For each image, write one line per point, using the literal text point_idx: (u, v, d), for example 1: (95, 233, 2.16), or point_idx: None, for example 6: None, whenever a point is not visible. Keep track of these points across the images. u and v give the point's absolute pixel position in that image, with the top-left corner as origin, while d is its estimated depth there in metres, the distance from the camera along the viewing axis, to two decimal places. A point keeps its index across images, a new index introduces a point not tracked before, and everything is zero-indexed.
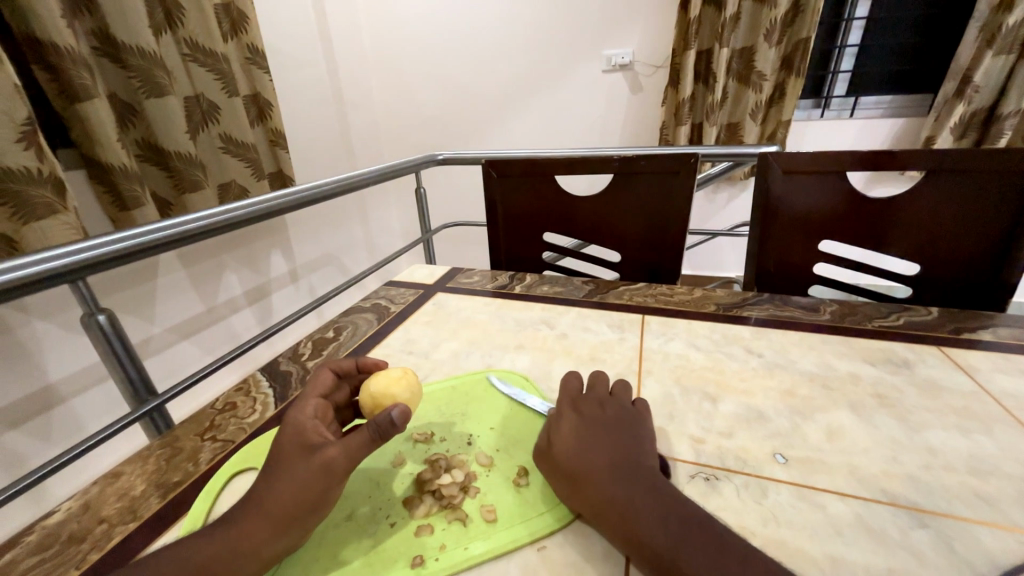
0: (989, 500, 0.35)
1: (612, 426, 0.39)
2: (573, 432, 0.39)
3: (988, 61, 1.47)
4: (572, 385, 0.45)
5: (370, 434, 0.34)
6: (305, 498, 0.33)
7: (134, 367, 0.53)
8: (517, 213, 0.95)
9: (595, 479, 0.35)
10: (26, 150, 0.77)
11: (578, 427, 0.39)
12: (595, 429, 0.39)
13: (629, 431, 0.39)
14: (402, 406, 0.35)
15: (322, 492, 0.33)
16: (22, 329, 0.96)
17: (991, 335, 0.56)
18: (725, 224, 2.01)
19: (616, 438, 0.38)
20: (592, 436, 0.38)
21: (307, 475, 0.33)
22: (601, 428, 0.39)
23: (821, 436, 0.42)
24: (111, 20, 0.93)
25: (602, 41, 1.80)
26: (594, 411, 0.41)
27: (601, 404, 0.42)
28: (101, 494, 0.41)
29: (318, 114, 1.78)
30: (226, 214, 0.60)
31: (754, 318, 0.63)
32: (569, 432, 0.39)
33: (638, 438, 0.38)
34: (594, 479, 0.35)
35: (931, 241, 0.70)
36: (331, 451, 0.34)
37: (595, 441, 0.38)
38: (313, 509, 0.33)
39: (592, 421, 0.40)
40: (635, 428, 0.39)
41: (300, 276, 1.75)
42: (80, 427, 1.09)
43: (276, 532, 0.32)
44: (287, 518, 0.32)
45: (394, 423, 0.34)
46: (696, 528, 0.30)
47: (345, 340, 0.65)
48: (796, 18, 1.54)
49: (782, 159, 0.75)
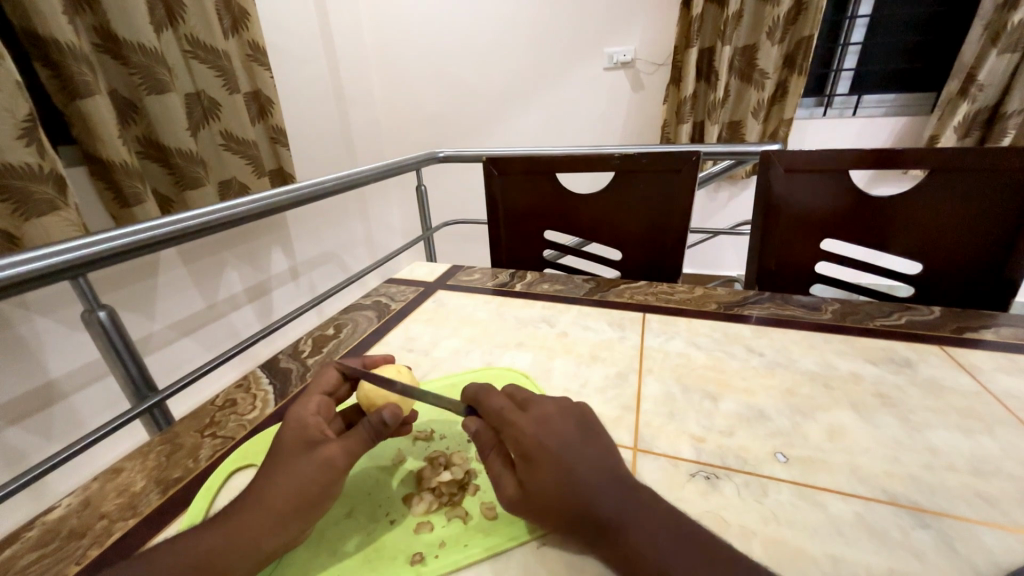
0: (991, 501, 0.35)
1: (575, 437, 0.35)
2: (549, 462, 0.33)
3: (993, 59, 1.46)
4: (503, 406, 0.37)
5: (367, 434, 0.35)
6: (306, 494, 0.33)
7: (134, 363, 0.53)
8: (518, 212, 0.94)
9: (594, 506, 0.31)
10: (27, 146, 0.76)
11: (549, 454, 0.33)
12: (562, 447, 0.34)
13: (586, 434, 0.36)
14: (394, 407, 0.36)
15: (323, 491, 0.33)
16: (23, 325, 0.96)
17: (994, 335, 0.55)
18: (726, 223, 2.01)
19: (583, 447, 0.34)
20: (568, 456, 0.33)
21: (308, 472, 0.33)
22: (568, 442, 0.34)
23: (822, 435, 0.42)
24: (112, 16, 0.92)
25: (603, 39, 1.80)
26: (550, 429, 0.35)
27: (546, 413, 0.36)
28: (102, 490, 0.41)
29: (319, 111, 1.77)
30: (218, 213, 0.59)
31: (755, 317, 0.62)
32: (543, 465, 0.33)
33: (596, 439, 0.35)
34: (595, 507, 0.31)
35: (933, 241, 0.69)
36: (332, 450, 0.34)
37: (573, 466, 0.33)
38: (313, 506, 0.33)
39: (555, 440, 0.34)
40: (585, 424, 0.37)
41: (301, 273, 1.75)
42: (80, 422, 1.09)
43: (275, 528, 0.32)
44: (287, 515, 0.32)
45: (387, 424, 0.36)
46: (693, 532, 0.30)
47: (345, 337, 0.65)
48: (798, 16, 1.54)
49: (783, 157, 0.74)
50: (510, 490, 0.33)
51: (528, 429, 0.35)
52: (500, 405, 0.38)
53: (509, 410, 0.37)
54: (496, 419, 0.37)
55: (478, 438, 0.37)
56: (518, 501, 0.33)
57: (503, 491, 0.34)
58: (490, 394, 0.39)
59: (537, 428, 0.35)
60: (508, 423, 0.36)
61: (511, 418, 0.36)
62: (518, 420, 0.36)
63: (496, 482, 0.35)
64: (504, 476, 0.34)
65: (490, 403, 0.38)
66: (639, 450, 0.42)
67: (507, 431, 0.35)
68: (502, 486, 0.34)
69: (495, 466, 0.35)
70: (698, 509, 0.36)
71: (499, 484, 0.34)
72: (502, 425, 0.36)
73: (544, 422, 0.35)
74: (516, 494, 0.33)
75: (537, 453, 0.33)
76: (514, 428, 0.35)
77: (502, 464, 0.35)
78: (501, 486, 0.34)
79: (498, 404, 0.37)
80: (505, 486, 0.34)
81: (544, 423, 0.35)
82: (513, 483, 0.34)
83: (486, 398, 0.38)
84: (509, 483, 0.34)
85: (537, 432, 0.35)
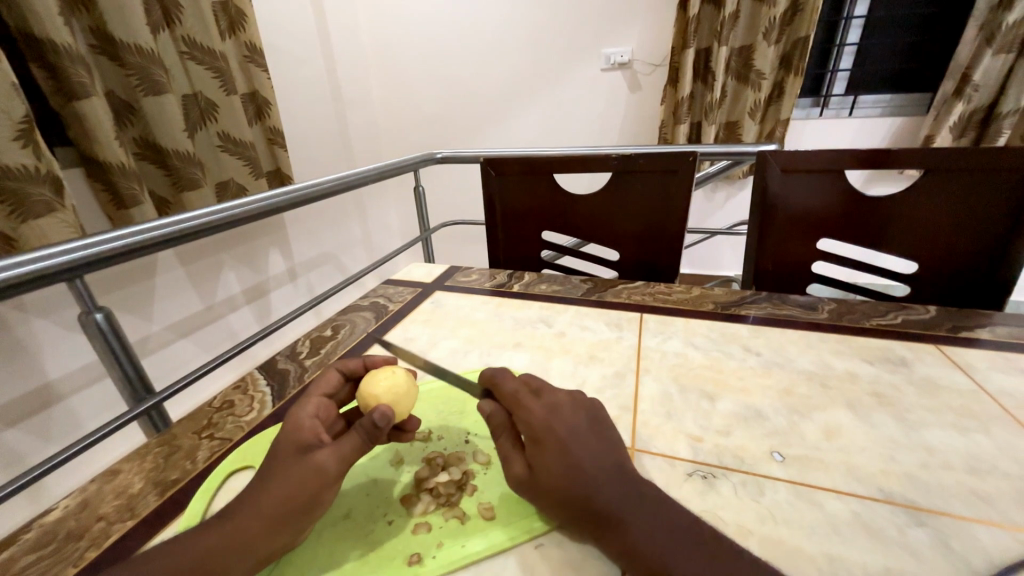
0: (986, 499, 0.36)
1: (585, 427, 0.35)
2: (557, 447, 0.33)
3: (988, 60, 1.47)
4: (518, 391, 0.37)
5: (360, 438, 0.35)
6: (296, 500, 0.32)
7: (132, 365, 0.53)
8: (516, 213, 0.94)
9: (597, 495, 0.31)
10: (24, 148, 0.76)
11: (558, 438, 0.33)
12: (571, 435, 0.34)
13: (597, 426, 0.36)
14: (384, 410, 0.36)
15: (314, 496, 0.33)
16: (20, 328, 0.95)
17: (989, 333, 0.56)
18: (723, 223, 2.02)
19: (592, 436, 0.34)
20: (576, 443, 0.33)
21: (299, 476, 0.33)
22: (577, 430, 0.34)
23: (819, 434, 0.42)
24: (108, 18, 0.92)
25: (601, 40, 1.80)
26: (561, 415, 0.35)
27: (559, 401, 0.36)
28: (99, 491, 0.41)
29: (317, 112, 1.77)
30: (216, 214, 0.59)
31: (752, 317, 0.63)
32: (552, 450, 0.33)
33: (604, 433, 0.35)
34: (597, 498, 0.31)
35: (929, 240, 0.70)
36: (323, 455, 0.34)
37: (580, 453, 0.33)
38: (305, 512, 0.33)
39: (566, 426, 0.34)
40: (594, 416, 0.36)
41: (299, 274, 1.75)
42: (78, 425, 1.09)
43: (267, 532, 0.32)
44: (278, 519, 0.32)
45: (379, 427, 0.35)
46: (691, 530, 0.30)
47: (343, 338, 0.65)
48: (795, 17, 1.54)
49: (780, 158, 0.74)
50: (518, 471, 0.34)
51: (540, 414, 0.35)
52: (515, 389, 0.38)
53: (523, 395, 0.37)
54: (510, 402, 0.37)
55: (490, 420, 0.37)
56: (525, 482, 0.33)
57: (511, 472, 0.34)
58: (507, 379, 0.39)
59: (548, 413, 0.35)
60: (521, 407, 0.36)
61: (524, 403, 0.36)
62: (531, 405, 0.36)
63: (504, 463, 0.35)
64: (513, 457, 0.35)
65: (507, 386, 0.38)
66: (637, 449, 0.42)
67: (520, 415, 0.36)
68: (510, 468, 0.34)
69: (505, 449, 0.35)
70: (696, 508, 0.36)
71: (508, 465, 0.34)
72: (515, 408, 0.36)
73: (556, 409, 0.36)
74: (523, 476, 0.33)
75: (547, 437, 0.33)
76: (527, 413, 0.35)
77: (512, 447, 0.36)
78: (509, 467, 0.34)
79: (513, 389, 0.38)
80: (513, 467, 0.34)
81: (555, 410, 0.35)
82: (521, 465, 0.34)
83: (503, 382, 0.39)
84: (518, 465, 0.34)
85: (548, 417, 0.35)
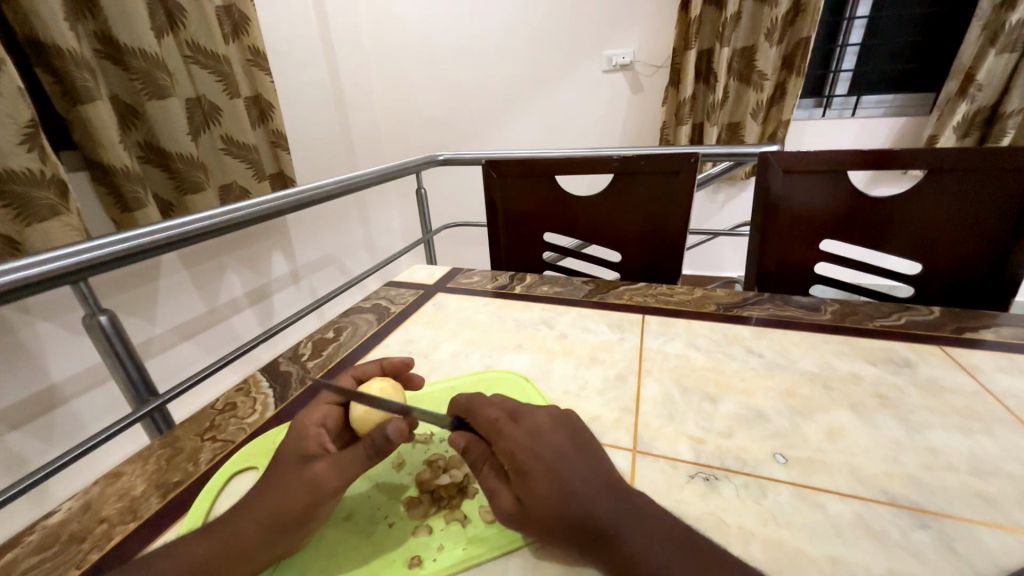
0: (991, 501, 0.35)
1: (569, 447, 0.35)
2: (543, 474, 0.32)
3: (992, 59, 1.46)
4: (495, 416, 0.37)
5: (367, 451, 0.34)
6: (290, 512, 0.32)
7: (134, 367, 0.54)
8: (518, 215, 0.94)
9: (591, 515, 0.31)
10: (29, 151, 0.77)
11: (543, 465, 0.33)
12: (557, 459, 0.33)
13: (579, 443, 0.36)
14: (398, 424, 0.34)
15: (310, 509, 0.33)
16: (24, 330, 0.96)
17: (993, 335, 0.55)
18: (725, 224, 2.02)
19: (575, 454, 0.34)
20: (562, 468, 0.33)
21: (298, 488, 0.33)
22: (562, 453, 0.34)
23: (821, 436, 0.42)
24: (113, 23, 0.93)
25: (603, 42, 1.80)
26: (543, 441, 0.35)
27: (538, 424, 0.36)
28: (102, 493, 0.41)
29: (320, 114, 1.79)
30: (217, 218, 0.58)
31: (755, 318, 0.62)
32: (538, 477, 0.32)
33: (588, 451, 0.35)
34: (593, 520, 0.30)
35: (933, 241, 0.69)
36: (320, 468, 0.33)
37: (567, 478, 0.32)
38: (297, 527, 0.33)
39: (550, 450, 0.34)
40: (575, 433, 0.36)
41: (302, 276, 1.75)
42: (80, 427, 1.09)
43: (265, 540, 0.32)
44: (272, 530, 0.32)
45: (390, 440, 0.34)
46: (682, 536, 0.30)
47: (345, 340, 0.65)
48: (797, 17, 1.54)
49: (782, 158, 0.74)
50: (509, 506, 0.33)
51: (522, 442, 0.34)
52: (493, 417, 0.37)
53: (501, 420, 0.36)
54: (488, 429, 0.37)
55: (470, 454, 0.37)
56: (516, 515, 0.32)
57: (501, 505, 0.33)
58: (483, 405, 0.39)
59: (530, 439, 0.35)
60: (501, 436, 0.35)
61: (503, 430, 0.36)
62: (510, 433, 0.35)
63: (491, 497, 0.34)
64: (500, 491, 0.34)
65: (485, 413, 0.38)
66: (638, 452, 0.42)
67: (501, 444, 0.35)
68: (499, 501, 0.34)
69: (491, 481, 0.35)
70: (697, 511, 0.36)
71: (497, 500, 0.34)
72: (495, 436, 0.36)
73: (537, 432, 0.35)
74: (514, 509, 0.33)
75: (529, 466, 0.33)
76: (506, 441, 0.35)
77: (498, 479, 0.35)
78: (499, 502, 0.34)
79: (491, 416, 0.37)
80: (503, 502, 0.33)
81: (537, 434, 0.35)
82: (511, 498, 0.33)
83: (479, 409, 0.38)
84: (507, 498, 0.33)
85: (529, 444, 0.34)
